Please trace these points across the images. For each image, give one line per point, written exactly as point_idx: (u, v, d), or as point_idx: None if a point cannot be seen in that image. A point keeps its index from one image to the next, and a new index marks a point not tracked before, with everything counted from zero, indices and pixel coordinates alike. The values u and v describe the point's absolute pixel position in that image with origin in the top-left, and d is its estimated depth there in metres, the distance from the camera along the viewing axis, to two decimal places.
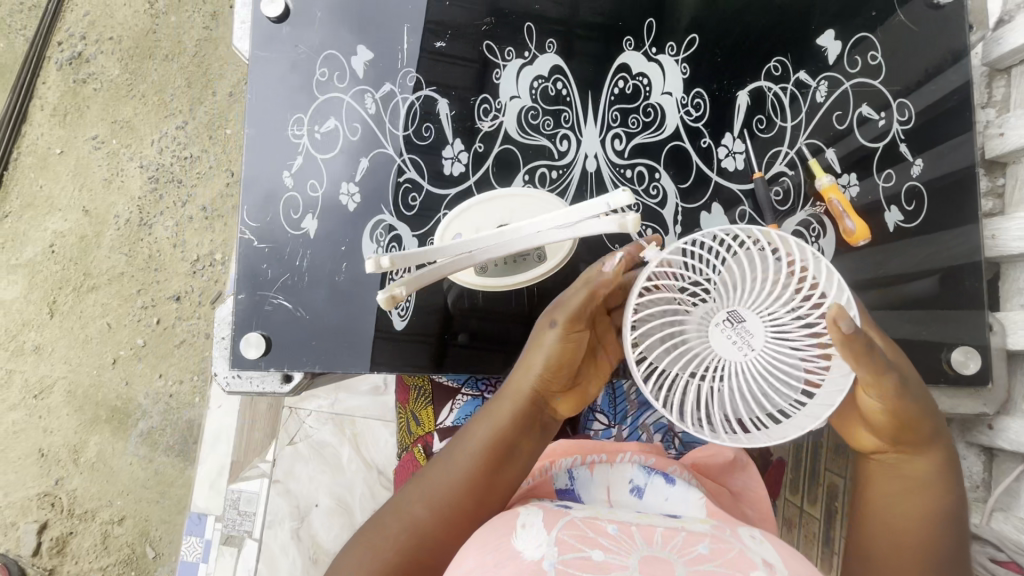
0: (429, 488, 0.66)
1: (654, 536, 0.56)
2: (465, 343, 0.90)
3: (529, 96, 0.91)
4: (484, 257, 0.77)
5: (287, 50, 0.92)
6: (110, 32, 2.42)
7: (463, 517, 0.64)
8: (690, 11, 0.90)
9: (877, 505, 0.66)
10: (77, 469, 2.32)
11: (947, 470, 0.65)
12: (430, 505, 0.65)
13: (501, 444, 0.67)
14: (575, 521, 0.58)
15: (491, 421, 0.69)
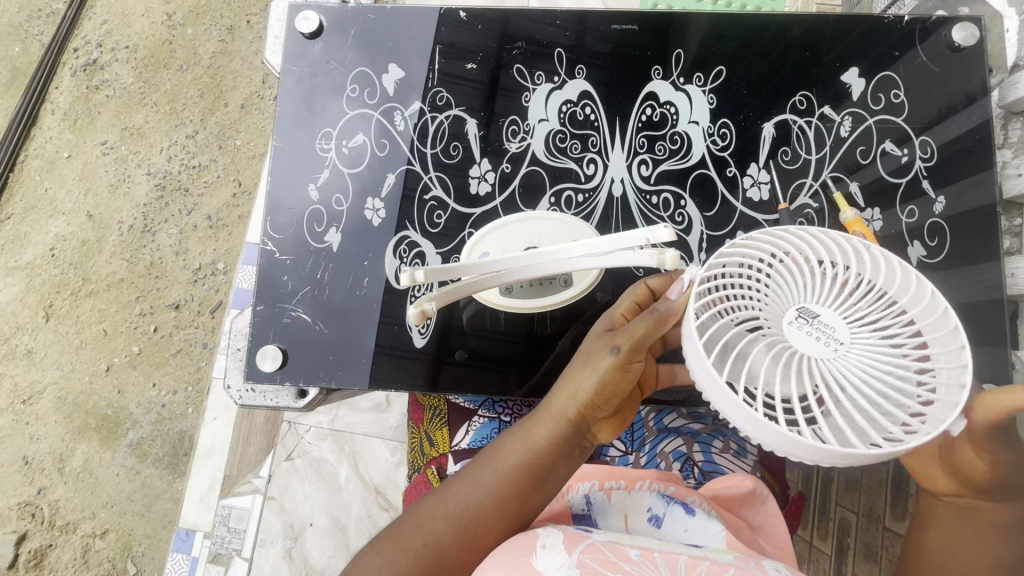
0: (453, 505, 0.60)
1: (677, 564, 0.55)
2: (460, 361, 0.89)
3: (558, 119, 0.92)
4: (513, 278, 0.78)
5: (319, 66, 0.93)
6: (127, 40, 2.44)
7: (487, 540, 0.60)
8: (716, 44, 0.92)
9: (939, 550, 0.62)
10: (61, 478, 2.26)
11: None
12: (452, 525, 0.59)
13: (536, 467, 0.62)
14: (596, 544, 0.57)
15: (529, 441, 0.63)
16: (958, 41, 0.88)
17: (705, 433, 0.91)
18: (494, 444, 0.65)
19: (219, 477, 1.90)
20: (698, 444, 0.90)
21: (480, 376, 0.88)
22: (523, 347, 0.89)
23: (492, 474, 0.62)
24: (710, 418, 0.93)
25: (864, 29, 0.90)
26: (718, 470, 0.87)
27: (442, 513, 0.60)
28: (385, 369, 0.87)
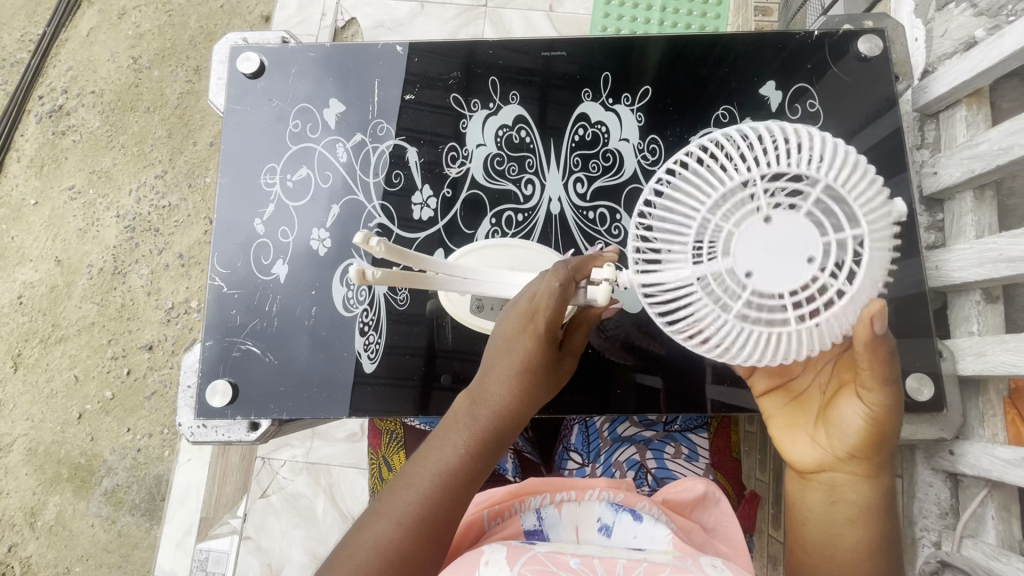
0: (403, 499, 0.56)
1: (616, 568, 0.56)
2: (447, 385, 0.87)
3: (495, 143, 0.95)
4: (473, 289, 0.73)
5: (261, 105, 0.96)
6: (93, 86, 2.46)
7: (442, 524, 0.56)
8: (661, 65, 0.96)
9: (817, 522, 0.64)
10: (33, 533, 2.19)
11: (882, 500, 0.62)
12: (390, 534, 0.54)
13: (467, 471, 0.59)
14: (539, 554, 0.58)
15: (452, 445, 0.59)
16: (864, 53, 0.94)
17: (657, 440, 0.94)
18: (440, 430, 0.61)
19: (195, 520, 1.87)
20: (651, 452, 0.92)
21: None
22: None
23: (421, 483, 0.57)
24: (661, 425, 0.96)
25: (781, 44, 0.96)
26: (671, 475, 0.89)
27: (378, 527, 0.55)
28: (345, 396, 0.87)
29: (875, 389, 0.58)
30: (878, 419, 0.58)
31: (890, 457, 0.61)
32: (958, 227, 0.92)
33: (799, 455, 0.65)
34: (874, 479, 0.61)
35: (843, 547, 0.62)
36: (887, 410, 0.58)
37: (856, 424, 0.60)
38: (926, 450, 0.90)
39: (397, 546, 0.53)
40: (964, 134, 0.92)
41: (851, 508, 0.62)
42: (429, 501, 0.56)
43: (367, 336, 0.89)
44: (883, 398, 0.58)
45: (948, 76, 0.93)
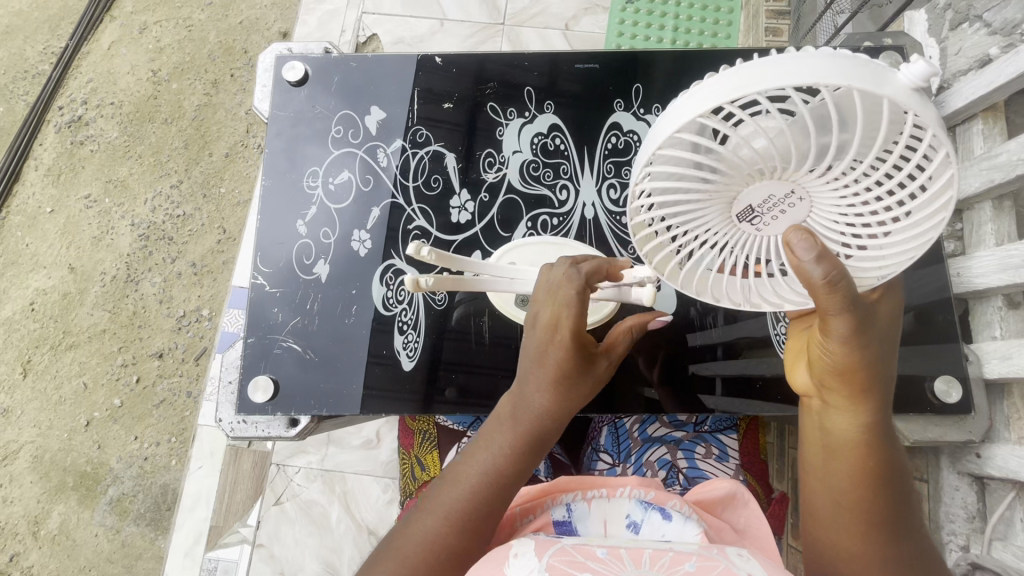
0: (447, 500, 0.63)
1: (643, 558, 0.58)
2: (452, 400, 0.89)
3: (530, 150, 0.99)
4: (523, 287, 0.81)
5: (304, 111, 0.99)
6: (112, 97, 2.52)
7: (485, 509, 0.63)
8: (691, 76, 0.99)
9: (811, 466, 0.61)
10: (36, 543, 2.17)
11: (879, 441, 0.57)
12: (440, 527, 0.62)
13: (502, 475, 0.64)
14: (565, 546, 0.59)
15: (491, 450, 0.66)
16: (884, 69, 0.98)
17: (687, 441, 0.94)
18: (482, 438, 0.68)
19: (204, 528, 1.86)
20: (681, 452, 0.93)
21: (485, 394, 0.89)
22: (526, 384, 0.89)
23: (470, 478, 0.64)
24: (691, 425, 0.97)
25: None
26: (701, 475, 0.90)
27: (427, 523, 0.62)
28: (382, 394, 0.89)
29: (833, 320, 0.51)
30: (847, 353, 0.53)
31: (878, 379, 0.55)
32: (977, 236, 0.95)
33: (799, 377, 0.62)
34: (867, 411, 0.56)
35: (839, 489, 0.57)
36: (854, 337, 0.52)
37: (827, 358, 0.55)
38: (952, 453, 0.92)
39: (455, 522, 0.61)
40: (981, 147, 0.96)
41: (839, 436, 0.57)
42: (472, 496, 0.63)
43: (405, 335, 0.91)
44: (847, 325, 0.51)
45: (964, 92, 0.97)
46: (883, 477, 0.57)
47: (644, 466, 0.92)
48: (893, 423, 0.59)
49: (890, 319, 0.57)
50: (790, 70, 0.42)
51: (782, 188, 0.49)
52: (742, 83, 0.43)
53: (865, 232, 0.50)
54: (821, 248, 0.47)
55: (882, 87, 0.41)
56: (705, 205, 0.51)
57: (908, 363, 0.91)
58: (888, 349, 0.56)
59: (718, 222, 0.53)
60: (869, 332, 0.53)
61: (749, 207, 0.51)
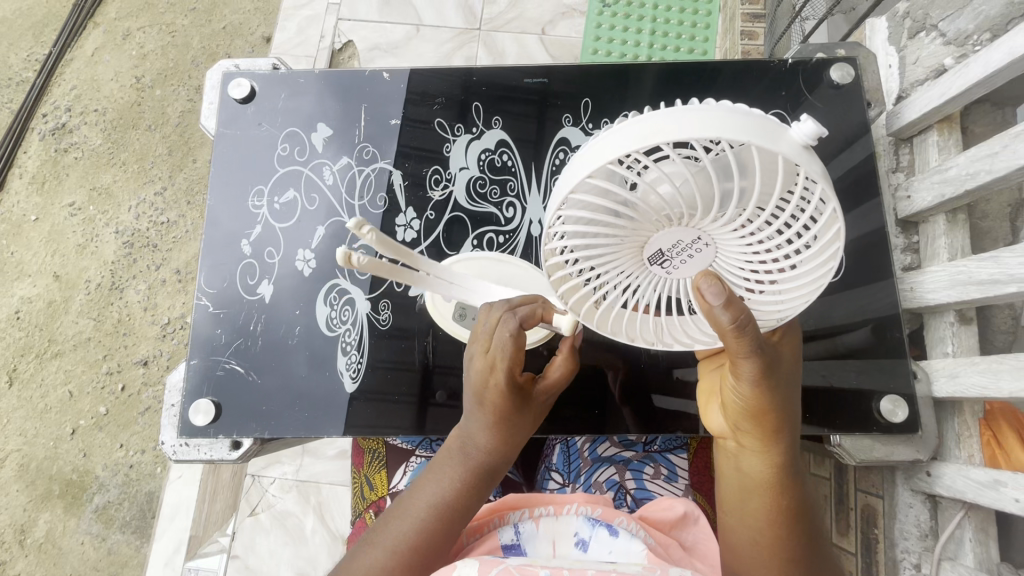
0: (386, 537, 0.61)
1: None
2: (442, 402, 0.87)
3: (477, 166, 0.98)
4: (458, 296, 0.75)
5: (249, 128, 0.98)
6: (96, 104, 2.51)
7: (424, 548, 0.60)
8: (639, 91, 0.98)
9: (727, 508, 0.62)
10: (22, 551, 2.18)
11: (791, 482, 0.58)
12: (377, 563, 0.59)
13: (447, 514, 0.62)
14: (511, 567, 0.59)
15: (441, 482, 0.64)
16: (837, 81, 0.97)
17: (636, 461, 0.93)
18: (425, 475, 0.65)
19: (184, 538, 1.86)
20: (630, 472, 0.92)
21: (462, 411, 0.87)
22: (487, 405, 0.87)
23: (411, 517, 0.62)
24: (641, 444, 0.96)
25: (755, 72, 0.98)
26: (649, 496, 0.88)
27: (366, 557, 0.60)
28: (325, 416, 0.88)
29: (741, 363, 0.51)
30: (755, 397, 0.53)
31: (786, 420, 0.56)
32: (932, 249, 0.94)
33: (713, 419, 0.64)
34: (777, 452, 0.57)
35: (755, 530, 0.58)
36: (764, 381, 0.53)
37: (738, 400, 0.55)
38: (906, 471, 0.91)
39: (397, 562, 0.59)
40: (935, 159, 0.94)
41: (751, 480, 0.58)
42: (415, 536, 0.60)
43: (348, 356, 0.90)
44: (755, 368, 0.51)
45: (919, 103, 0.96)
46: (795, 517, 0.58)
47: (593, 486, 0.92)
48: (800, 462, 0.60)
49: (792, 360, 0.59)
50: (698, 120, 0.43)
51: (689, 234, 0.49)
52: (657, 129, 0.44)
53: (768, 276, 0.51)
54: (729, 293, 0.47)
55: (779, 140, 0.44)
56: (619, 248, 0.50)
57: (859, 378, 0.88)
58: (794, 391, 0.57)
59: (632, 263, 0.53)
60: (776, 375, 0.54)
61: (659, 250, 0.51)
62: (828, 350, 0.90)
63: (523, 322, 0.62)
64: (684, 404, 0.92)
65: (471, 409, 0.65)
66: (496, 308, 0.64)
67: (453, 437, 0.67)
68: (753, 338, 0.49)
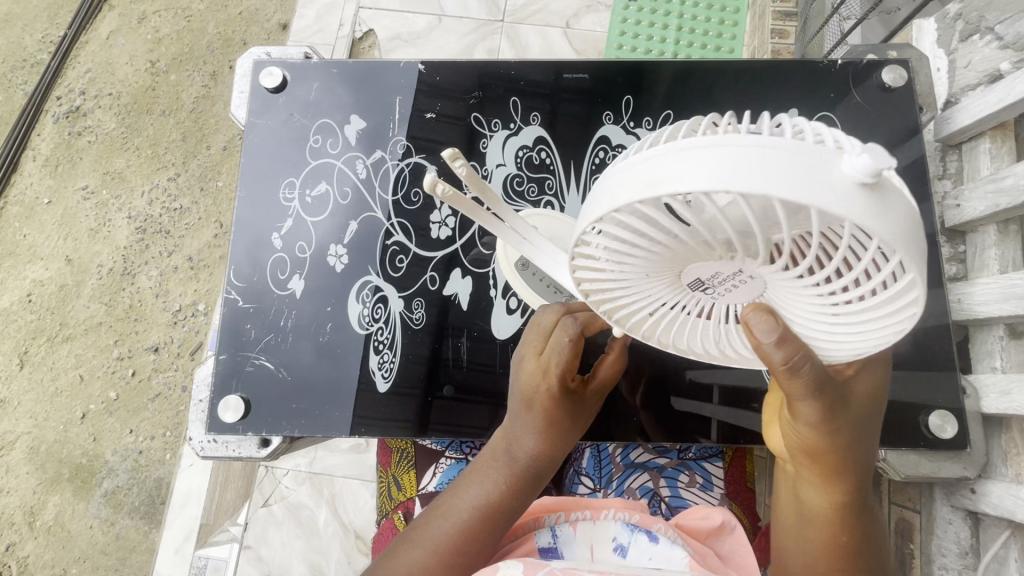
0: (432, 535, 0.60)
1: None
2: (449, 396, 0.87)
3: (514, 164, 0.95)
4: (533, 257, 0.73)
5: (280, 118, 0.96)
6: (110, 88, 2.49)
7: (468, 547, 0.59)
8: (683, 90, 0.95)
9: (779, 530, 0.62)
10: (31, 533, 2.18)
11: (854, 515, 0.56)
12: (421, 563, 0.58)
13: (494, 513, 0.62)
14: (556, 570, 0.57)
15: (486, 482, 0.63)
16: (888, 83, 0.94)
17: (671, 468, 0.92)
18: (470, 473, 0.65)
19: (194, 526, 1.86)
20: (664, 479, 0.91)
21: (471, 414, 0.86)
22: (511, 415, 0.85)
23: (457, 515, 0.61)
24: (675, 452, 0.94)
25: (801, 72, 0.95)
26: (683, 505, 0.88)
27: (411, 553, 0.59)
28: (355, 414, 0.87)
29: (799, 405, 0.50)
30: (815, 439, 0.51)
31: (852, 459, 0.54)
32: (981, 260, 0.91)
33: (773, 440, 0.62)
34: (839, 491, 0.55)
35: (808, 563, 0.57)
36: (824, 422, 0.50)
37: (795, 439, 0.54)
38: (946, 487, 0.89)
39: (441, 563, 0.58)
40: (987, 167, 0.91)
41: (808, 509, 0.57)
42: (460, 535, 0.60)
43: (381, 355, 0.88)
44: (816, 411, 0.49)
45: (972, 109, 0.93)
46: (854, 552, 0.56)
47: (625, 492, 0.91)
48: (869, 496, 0.57)
49: (865, 396, 0.54)
50: (709, 166, 0.37)
51: (729, 269, 0.44)
52: (658, 177, 0.38)
53: (827, 318, 0.45)
54: (784, 335, 0.45)
55: (822, 184, 0.36)
56: (649, 279, 0.48)
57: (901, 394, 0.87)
58: (865, 431, 0.54)
59: (669, 292, 0.50)
60: (840, 417, 0.51)
61: (699, 279, 0.47)
62: None
63: (583, 325, 0.62)
64: (702, 408, 0.91)
65: (521, 414, 0.65)
66: (554, 310, 0.65)
67: (500, 437, 0.67)
68: (811, 378, 0.47)
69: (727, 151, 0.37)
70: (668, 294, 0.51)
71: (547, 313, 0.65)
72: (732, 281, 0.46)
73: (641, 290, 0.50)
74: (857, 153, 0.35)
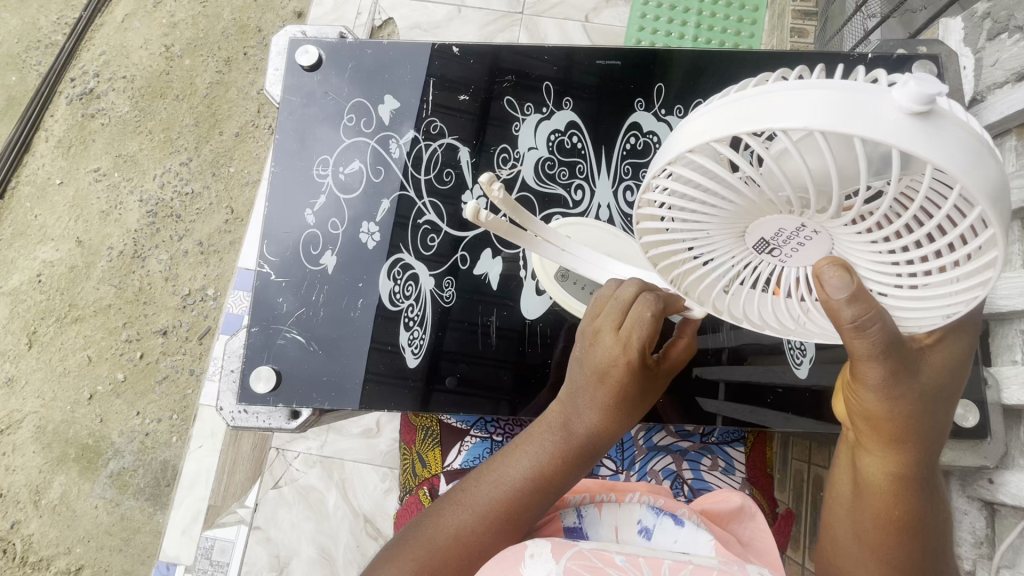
0: (473, 499, 0.65)
1: (662, 569, 0.56)
2: (451, 388, 0.92)
3: (546, 147, 0.99)
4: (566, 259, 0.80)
5: (315, 96, 1.00)
6: (124, 71, 2.49)
7: (507, 515, 0.63)
8: (713, 79, 0.97)
9: (834, 505, 0.62)
10: (36, 512, 2.19)
11: (914, 487, 0.57)
12: (469, 525, 0.63)
13: (535, 487, 0.65)
14: (583, 550, 0.58)
15: (530, 455, 0.67)
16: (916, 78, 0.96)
17: (694, 452, 0.95)
18: (518, 445, 0.68)
19: (202, 507, 1.87)
20: (687, 463, 0.94)
21: (473, 405, 0.91)
22: (511, 409, 0.91)
23: (502, 482, 0.66)
24: (698, 435, 0.97)
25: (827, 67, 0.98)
26: (706, 487, 0.91)
27: (456, 514, 0.64)
28: (381, 388, 0.92)
29: (864, 368, 0.51)
30: (882, 403, 0.53)
31: (918, 427, 0.55)
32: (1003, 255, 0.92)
33: (835, 413, 0.63)
34: (903, 460, 0.56)
35: (864, 530, 0.58)
36: (891, 382, 0.52)
37: (856, 403, 0.55)
38: (961, 477, 0.90)
39: (489, 528, 0.62)
40: (1012, 164, 0.93)
41: (866, 480, 0.58)
42: (500, 502, 0.64)
43: (411, 331, 0.94)
44: (883, 373, 0.51)
45: (997, 107, 0.94)
46: (911, 525, 0.57)
47: (648, 474, 0.94)
48: (931, 469, 0.59)
49: (940, 361, 0.56)
50: (772, 109, 0.43)
51: (793, 223, 0.49)
52: (720, 125, 0.45)
53: (903, 270, 0.49)
54: (860, 290, 0.46)
55: (872, 116, 0.41)
56: (715, 232, 0.54)
57: None
58: (934, 402, 0.55)
59: (737, 249, 0.56)
60: (905, 381, 0.52)
61: (764, 238, 0.54)
62: None
63: (664, 302, 0.66)
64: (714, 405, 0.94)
65: (583, 391, 0.68)
66: (631, 285, 0.68)
67: (553, 414, 0.70)
68: (882, 336, 0.49)
69: (787, 94, 0.43)
70: (734, 256, 0.57)
71: (626, 287, 0.68)
72: (798, 236, 0.51)
73: (708, 250, 0.56)
74: (903, 83, 0.40)
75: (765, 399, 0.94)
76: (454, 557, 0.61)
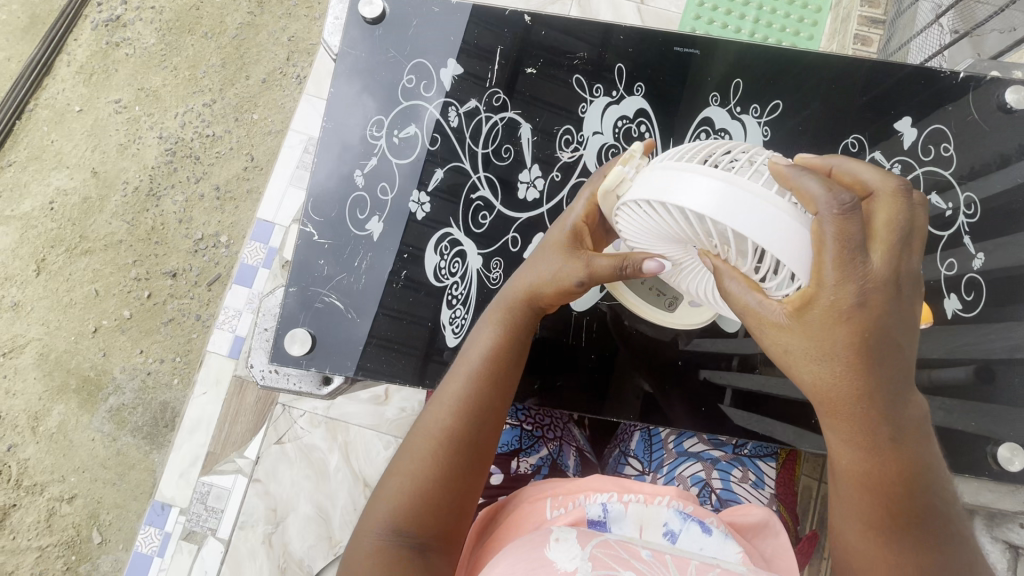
0: (440, 403, 0.72)
1: (688, 568, 0.56)
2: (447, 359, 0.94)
3: (612, 134, 1.00)
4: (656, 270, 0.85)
5: (376, 51, 1.01)
6: (154, 1, 2.41)
7: (464, 408, 0.71)
8: (794, 85, 0.99)
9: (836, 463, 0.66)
10: (33, 438, 2.20)
11: (862, 442, 0.59)
12: (438, 420, 0.71)
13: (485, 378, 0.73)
14: (609, 540, 0.59)
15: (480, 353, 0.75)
16: (1010, 103, 0.96)
17: (725, 461, 0.97)
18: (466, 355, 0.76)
19: (201, 453, 1.90)
20: (717, 472, 0.96)
21: None
22: None
23: (457, 388, 0.72)
24: (730, 446, 1.00)
25: (905, 73, 0.98)
26: (735, 498, 0.93)
27: (434, 414, 0.71)
28: (414, 359, 0.94)
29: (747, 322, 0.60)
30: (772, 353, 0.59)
31: (830, 381, 0.57)
32: None
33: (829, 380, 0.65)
34: (839, 439, 0.60)
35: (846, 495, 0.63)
36: (776, 335, 0.57)
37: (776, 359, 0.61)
38: (989, 518, 1.04)
39: (452, 418, 0.70)
40: None
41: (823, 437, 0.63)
42: (464, 398, 0.71)
43: (453, 309, 0.95)
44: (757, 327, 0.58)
45: None
46: (876, 476, 0.60)
47: (675, 478, 0.96)
48: (898, 423, 0.58)
49: (822, 312, 0.53)
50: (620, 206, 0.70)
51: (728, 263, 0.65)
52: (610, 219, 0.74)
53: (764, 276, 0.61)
54: (746, 280, 0.59)
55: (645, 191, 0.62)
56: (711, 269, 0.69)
57: (976, 424, 0.93)
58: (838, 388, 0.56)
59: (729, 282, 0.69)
60: (792, 328, 0.56)
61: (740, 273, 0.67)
62: (927, 384, 0.93)
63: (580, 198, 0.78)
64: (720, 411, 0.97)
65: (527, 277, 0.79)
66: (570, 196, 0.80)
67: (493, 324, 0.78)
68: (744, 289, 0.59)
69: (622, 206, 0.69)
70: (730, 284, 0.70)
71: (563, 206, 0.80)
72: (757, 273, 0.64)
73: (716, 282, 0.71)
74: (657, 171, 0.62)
75: (766, 407, 0.97)
76: (429, 453, 0.69)
